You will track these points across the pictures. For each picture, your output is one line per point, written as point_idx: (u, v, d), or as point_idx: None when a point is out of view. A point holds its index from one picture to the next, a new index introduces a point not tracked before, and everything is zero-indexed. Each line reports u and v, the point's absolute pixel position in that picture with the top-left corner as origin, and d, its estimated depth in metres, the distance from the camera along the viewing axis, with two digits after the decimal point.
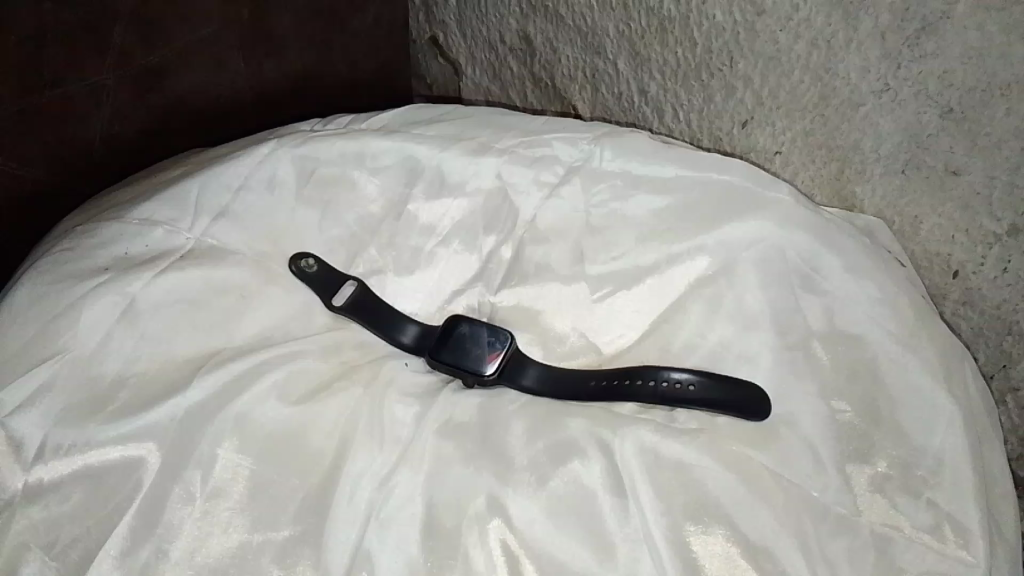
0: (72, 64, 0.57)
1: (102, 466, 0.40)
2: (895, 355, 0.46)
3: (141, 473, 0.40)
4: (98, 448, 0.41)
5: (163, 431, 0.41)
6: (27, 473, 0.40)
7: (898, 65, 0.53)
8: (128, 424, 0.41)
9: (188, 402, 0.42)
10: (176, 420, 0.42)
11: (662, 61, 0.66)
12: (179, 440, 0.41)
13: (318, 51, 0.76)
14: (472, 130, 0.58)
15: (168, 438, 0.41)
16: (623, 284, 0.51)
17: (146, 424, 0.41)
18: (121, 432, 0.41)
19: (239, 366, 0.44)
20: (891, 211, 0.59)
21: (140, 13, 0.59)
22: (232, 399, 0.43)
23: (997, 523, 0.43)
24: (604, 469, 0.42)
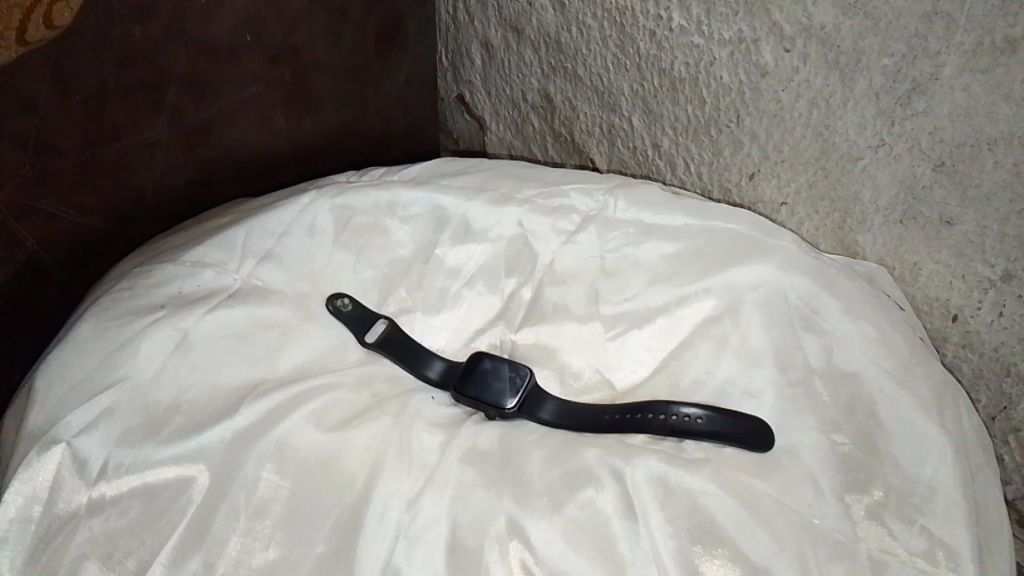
0: (128, 120, 0.62)
1: (157, 484, 0.44)
2: (891, 391, 0.49)
3: (192, 491, 0.44)
4: (154, 467, 0.45)
5: (212, 453, 0.45)
6: (89, 490, 0.44)
7: (892, 123, 0.57)
8: (182, 445, 0.45)
9: (234, 427, 0.46)
10: (224, 443, 0.46)
11: (673, 118, 0.71)
12: (226, 462, 0.45)
13: (353, 108, 0.82)
14: (496, 181, 0.62)
15: (216, 459, 0.45)
16: (635, 324, 0.54)
17: (196, 446, 0.45)
18: (175, 453, 0.45)
19: (280, 396, 0.48)
20: (891, 258, 0.62)
21: (192, 75, 0.64)
22: (273, 425, 0.47)
23: (990, 551, 0.46)
24: (617, 495, 0.46)
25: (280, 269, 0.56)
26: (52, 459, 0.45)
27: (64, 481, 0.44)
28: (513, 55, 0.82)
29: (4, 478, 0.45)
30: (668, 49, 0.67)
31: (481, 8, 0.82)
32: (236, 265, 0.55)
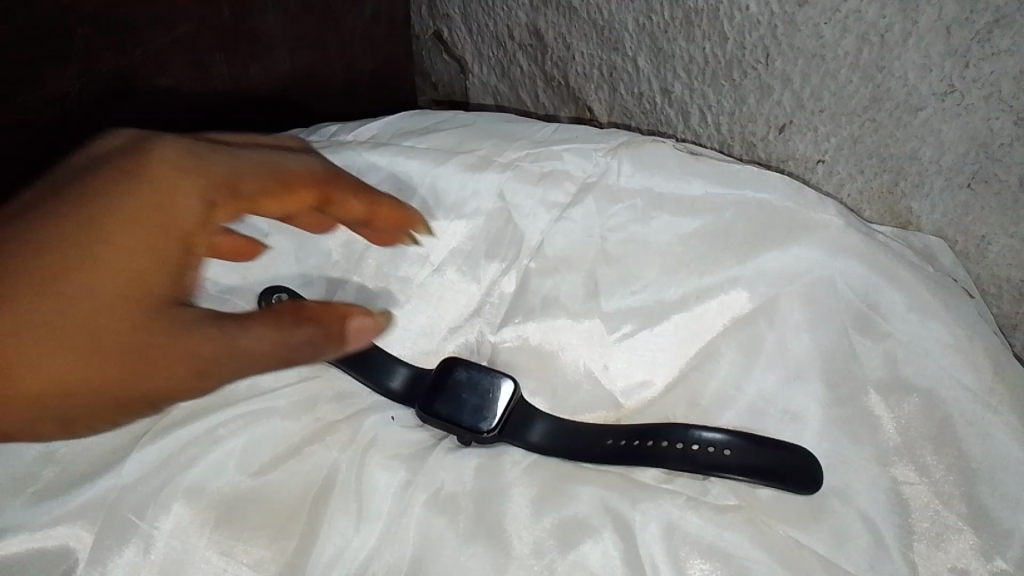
0: (10, 84, 0.48)
1: (29, 554, 0.37)
2: (975, 415, 0.38)
3: (70, 563, 0.37)
4: (23, 534, 0.37)
5: (96, 511, 0.38)
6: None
7: (966, 64, 0.42)
8: (60, 505, 0.38)
9: (125, 478, 0.39)
10: (110, 499, 0.38)
11: (687, 57, 0.55)
12: (115, 521, 0.38)
13: (310, 51, 0.66)
14: (472, 139, 0.49)
15: (100, 522, 0.38)
16: (649, 321, 0.43)
17: (77, 505, 0.38)
18: (51, 515, 0.38)
19: (188, 432, 0.40)
20: (953, 229, 0.49)
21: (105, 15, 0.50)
22: (177, 472, 0.39)
23: None
24: (621, 557, 0.37)
25: None
26: None
27: None
28: None
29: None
30: None
31: None
32: None
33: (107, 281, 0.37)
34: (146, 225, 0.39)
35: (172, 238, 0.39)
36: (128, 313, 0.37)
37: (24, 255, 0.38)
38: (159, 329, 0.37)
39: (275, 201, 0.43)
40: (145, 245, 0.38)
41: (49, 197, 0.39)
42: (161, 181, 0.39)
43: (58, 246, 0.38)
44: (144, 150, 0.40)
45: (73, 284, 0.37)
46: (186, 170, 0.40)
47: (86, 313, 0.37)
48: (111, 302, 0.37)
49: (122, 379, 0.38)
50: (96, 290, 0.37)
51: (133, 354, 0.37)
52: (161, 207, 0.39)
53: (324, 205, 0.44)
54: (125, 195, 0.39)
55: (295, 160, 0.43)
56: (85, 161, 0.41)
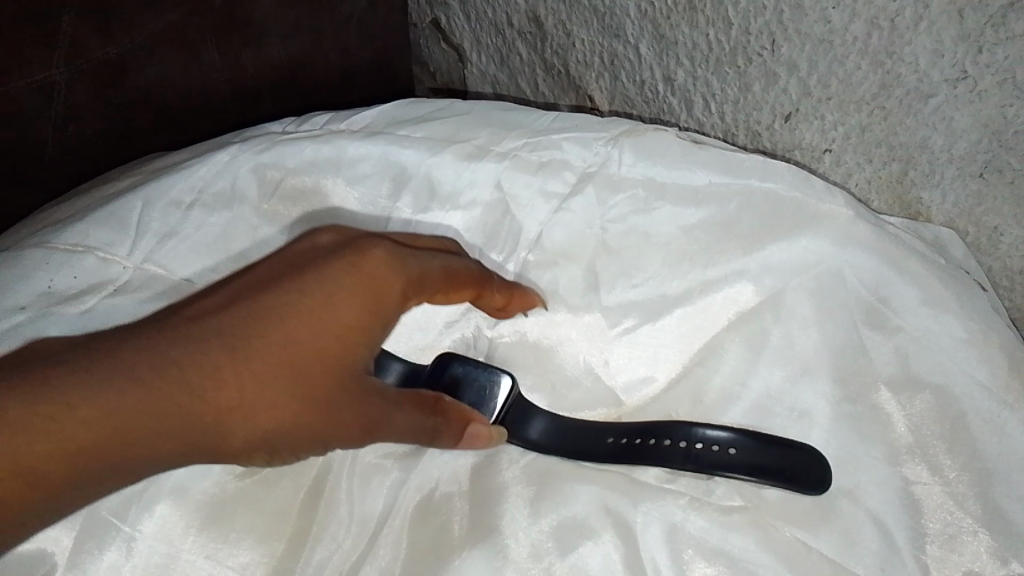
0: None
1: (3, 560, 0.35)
2: (992, 413, 0.37)
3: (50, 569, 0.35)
4: None
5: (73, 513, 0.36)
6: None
7: (979, 49, 0.40)
8: None
9: None
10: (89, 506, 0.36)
11: (691, 44, 0.53)
12: (99, 523, 0.36)
13: (304, 38, 0.64)
14: (469, 128, 0.46)
15: (80, 527, 0.36)
16: (650, 316, 0.42)
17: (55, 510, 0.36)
18: None
19: None
20: (964, 220, 0.46)
21: None
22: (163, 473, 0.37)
23: None
24: (623, 559, 0.36)
25: (189, 250, 0.44)
26: None
27: None
28: None
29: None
30: None
31: None
32: (126, 249, 0.43)
33: (281, 360, 0.35)
34: (371, 311, 0.37)
35: (376, 318, 0.37)
36: (309, 389, 0.36)
37: (168, 341, 0.35)
38: (339, 404, 0.36)
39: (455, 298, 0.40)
40: (342, 328, 0.36)
41: (272, 284, 0.37)
42: (358, 283, 0.37)
43: (224, 352, 0.35)
44: (358, 247, 0.37)
45: (266, 364, 0.35)
46: (403, 269, 0.38)
47: (250, 389, 0.35)
48: (305, 375, 0.36)
49: (284, 438, 0.36)
50: (273, 368, 0.35)
51: (345, 415, 0.37)
52: (375, 296, 0.37)
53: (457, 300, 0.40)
54: (344, 295, 0.36)
55: (433, 261, 0.38)
56: (288, 258, 0.38)
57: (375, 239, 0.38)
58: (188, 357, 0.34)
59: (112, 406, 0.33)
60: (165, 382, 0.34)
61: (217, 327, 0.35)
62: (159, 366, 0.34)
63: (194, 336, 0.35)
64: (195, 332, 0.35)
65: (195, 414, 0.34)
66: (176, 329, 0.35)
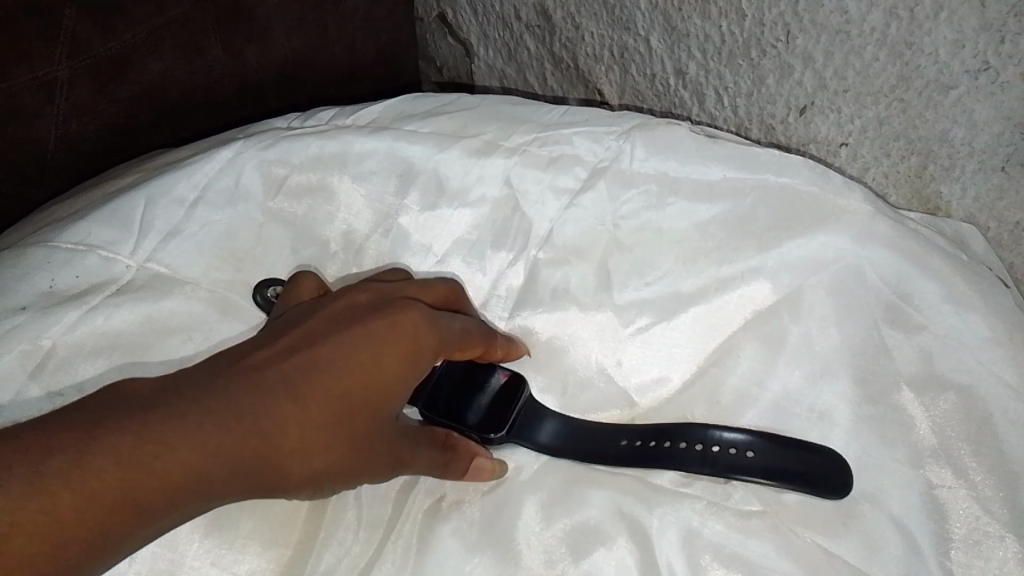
0: None
1: None
2: (1018, 415, 0.36)
3: None
4: None
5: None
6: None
7: (1001, 40, 0.39)
8: None
9: None
10: None
11: (703, 36, 0.50)
12: None
13: (309, 32, 0.63)
14: (478, 122, 0.45)
15: None
16: (665, 314, 0.40)
17: None
18: None
19: None
20: (986, 215, 0.45)
21: None
22: None
23: None
24: (638, 562, 0.35)
25: (192, 248, 0.43)
26: None
27: None
28: None
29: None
30: None
31: None
32: (129, 248, 0.42)
33: (325, 409, 0.33)
34: (412, 363, 0.35)
35: (416, 371, 0.36)
36: (354, 437, 0.34)
37: (208, 395, 0.32)
38: (379, 449, 0.35)
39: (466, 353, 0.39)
40: (385, 377, 0.35)
41: (309, 336, 0.35)
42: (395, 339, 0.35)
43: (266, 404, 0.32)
44: (394, 308, 0.36)
45: (311, 412, 0.33)
46: (434, 324, 0.36)
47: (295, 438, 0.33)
48: (350, 423, 0.34)
49: (324, 485, 0.34)
50: (320, 415, 0.33)
51: (382, 459, 0.35)
52: (411, 351, 0.35)
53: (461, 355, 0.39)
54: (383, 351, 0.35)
55: (452, 319, 0.37)
56: (325, 314, 0.36)
57: (403, 298, 0.37)
58: (233, 408, 0.32)
59: (155, 462, 0.30)
60: (210, 435, 0.31)
61: (258, 379, 0.33)
62: (203, 419, 0.31)
63: (235, 387, 0.32)
64: (236, 383, 0.32)
65: (241, 465, 0.32)
66: (214, 382, 0.32)
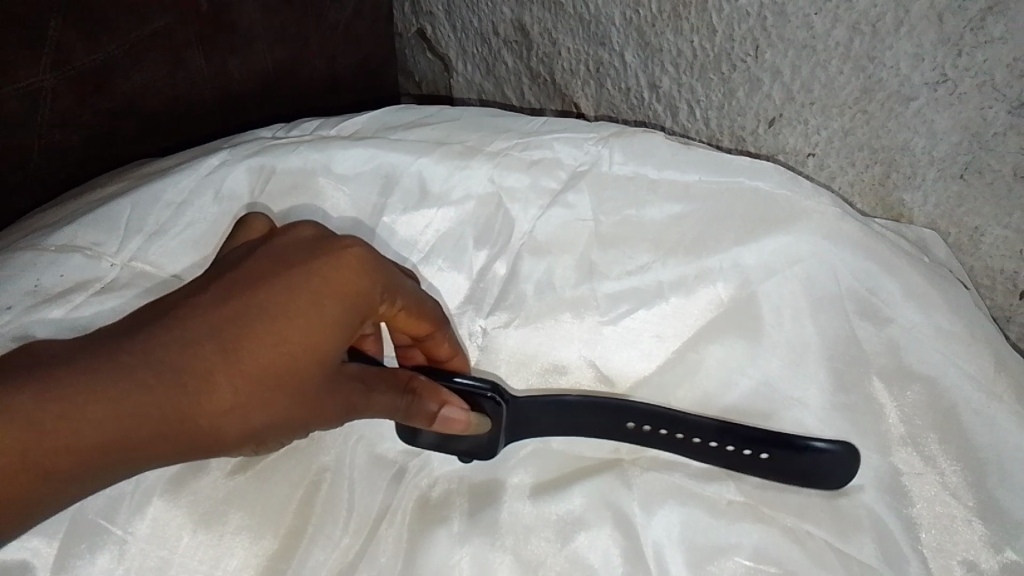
0: None
1: None
2: (979, 406, 0.37)
3: None
4: None
5: (57, 524, 0.35)
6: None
7: (958, 53, 0.41)
8: None
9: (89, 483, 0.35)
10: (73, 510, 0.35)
11: (676, 51, 0.52)
12: (80, 537, 0.35)
13: (290, 47, 0.65)
14: (459, 133, 0.46)
15: (61, 535, 0.35)
16: (643, 302, 0.42)
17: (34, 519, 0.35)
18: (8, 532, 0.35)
19: None
20: (946, 221, 0.47)
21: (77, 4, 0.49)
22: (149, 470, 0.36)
23: None
24: (622, 546, 0.36)
25: (177, 251, 0.44)
26: None
27: None
28: None
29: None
30: None
31: None
32: (114, 247, 0.43)
33: (261, 359, 0.33)
34: (348, 306, 0.35)
35: (354, 314, 0.36)
36: (295, 388, 0.34)
37: (139, 351, 0.32)
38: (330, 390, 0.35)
39: (435, 344, 0.40)
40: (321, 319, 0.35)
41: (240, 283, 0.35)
42: (336, 284, 0.35)
43: (198, 356, 0.33)
44: (335, 248, 0.36)
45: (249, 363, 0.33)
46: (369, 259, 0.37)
47: (230, 391, 0.33)
48: (294, 372, 0.34)
49: (268, 435, 0.35)
50: (259, 366, 0.33)
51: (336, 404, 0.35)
52: (353, 296, 0.36)
53: (426, 340, 0.40)
54: (324, 295, 0.35)
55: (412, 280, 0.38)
56: (263, 256, 0.36)
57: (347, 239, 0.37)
58: (163, 364, 0.32)
59: (90, 418, 0.31)
60: (148, 393, 0.32)
61: (194, 332, 0.33)
62: (129, 377, 0.32)
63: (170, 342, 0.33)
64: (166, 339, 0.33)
65: (182, 420, 0.32)
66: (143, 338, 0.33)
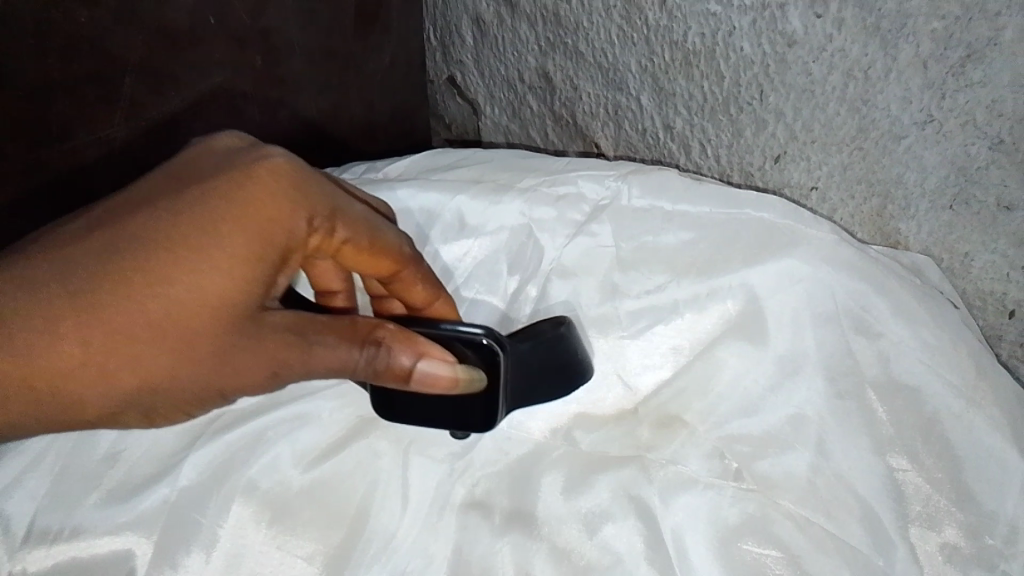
0: (63, 123, 0.53)
1: (91, 559, 0.39)
2: (958, 411, 0.42)
3: (134, 564, 0.39)
4: (88, 540, 0.40)
5: (153, 520, 0.40)
6: (10, 563, 0.39)
7: (942, 96, 0.46)
8: (124, 511, 0.40)
9: (177, 486, 0.41)
10: (166, 506, 0.41)
11: (688, 95, 0.58)
12: (171, 531, 0.40)
13: (334, 95, 0.71)
14: (494, 171, 0.53)
15: (156, 529, 0.40)
16: (660, 318, 0.46)
17: (135, 515, 0.40)
18: (114, 523, 0.40)
19: (230, 439, 0.43)
20: (939, 248, 0.52)
21: (151, 62, 0.56)
22: (225, 477, 0.41)
23: None
24: (646, 539, 0.40)
25: None
26: None
27: None
28: (507, 31, 0.69)
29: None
30: (680, 18, 0.55)
31: None
32: None
33: (186, 278, 0.38)
34: (270, 226, 0.40)
35: (275, 237, 0.40)
36: (219, 307, 0.39)
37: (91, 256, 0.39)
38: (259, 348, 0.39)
39: (407, 287, 0.45)
40: (247, 260, 0.39)
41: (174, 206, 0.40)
42: (260, 209, 0.40)
43: (133, 266, 0.38)
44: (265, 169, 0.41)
45: (178, 304, 0.38)
46: (296, 188, 0.41)
47: (160, 302, 0.38)
48: (217, 289, 0.38)
49: (202, 360, 0.39)
50: (187, 283, 0.38)
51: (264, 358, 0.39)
52: (274, 219, 0.40)
53: (394, 281, 0.45)
54: (244, 215, 0.39)
55: (360, 207, 0.43)
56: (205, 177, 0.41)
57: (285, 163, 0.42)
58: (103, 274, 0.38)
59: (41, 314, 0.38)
60: (90, 300, 0.38)
61: (131, 245, 0.39)
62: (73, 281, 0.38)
63: (102, 271, 0.38)
64: (102, 265, 0.38)
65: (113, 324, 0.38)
66: (83, 260, 0.39)
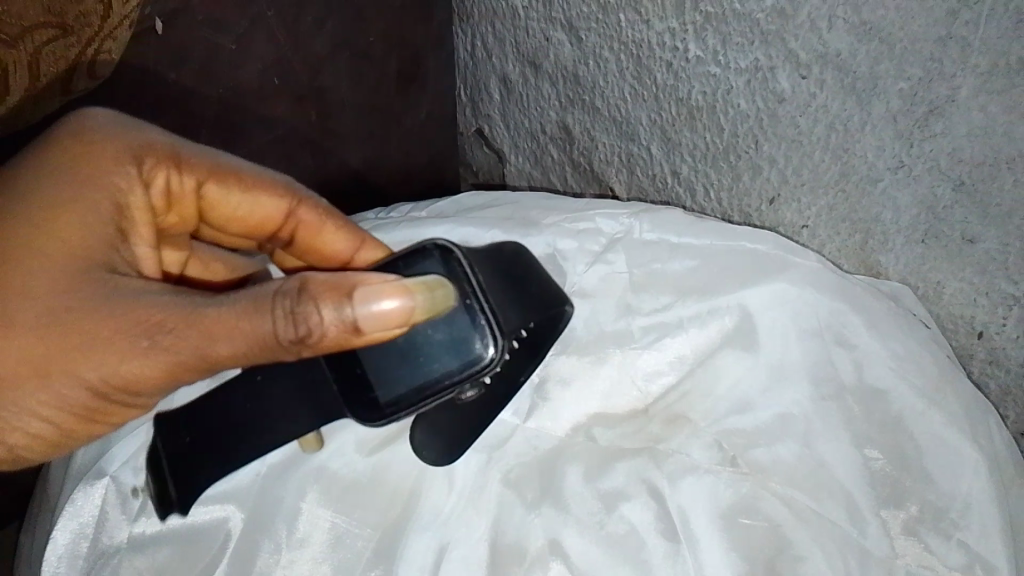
0: None
1: (193, 524, 0.48)
2: (921, 410, 0.49)
3: (229, 528, 0.48)
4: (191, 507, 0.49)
5: (244, 494, 0.49)
6: (130, 527, 0.49)
7: (910, 145, 0.52)
8: (221, 485, 0.49)
9: (266, 464, 0.50)
10: (256, 481, 0.50)
11: (692, 145, 0.65)
12: (259, 502, 0.49)
13: (376, 145, 0.81)
14: (522, 210, 0.61)
15: (247, 502, 0.49)
16: (666, 332, 0.54)
17: (230, 488, 0.49)
18: (211, 495, 0.49)
19: None
20: (914, 277, 0.58)
21: (221, 119, 0.66)
22: (305, 457, 0.50)
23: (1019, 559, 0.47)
24: (656, 516, 0.47)
25: None
26: (97, 493, 0.49)
27: (109, 516, 0.49)
28: (531, 88, 0.77)
29: (60, 508, 0.50)
30: (685, 78, 0.62)
31: (497, 43, 0.78)
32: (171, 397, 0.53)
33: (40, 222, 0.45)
34: (105, 161, 0.48)
35: (113, 167, 0.48)
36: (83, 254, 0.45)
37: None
38: (128, 315, 0.43)
39: (306, 224, 0.56)
40: (85, 205, 0.47)
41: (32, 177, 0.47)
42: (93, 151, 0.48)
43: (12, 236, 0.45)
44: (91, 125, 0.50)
45: (43, 275, 0.44)
46: (120, 134, 0.49)
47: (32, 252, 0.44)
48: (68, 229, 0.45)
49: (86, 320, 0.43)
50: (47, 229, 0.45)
51: (132, 324, 0.43)
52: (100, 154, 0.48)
53: (293, 219, 0.56)
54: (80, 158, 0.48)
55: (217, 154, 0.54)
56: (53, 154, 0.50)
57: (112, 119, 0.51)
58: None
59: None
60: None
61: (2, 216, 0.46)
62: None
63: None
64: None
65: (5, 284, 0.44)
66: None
